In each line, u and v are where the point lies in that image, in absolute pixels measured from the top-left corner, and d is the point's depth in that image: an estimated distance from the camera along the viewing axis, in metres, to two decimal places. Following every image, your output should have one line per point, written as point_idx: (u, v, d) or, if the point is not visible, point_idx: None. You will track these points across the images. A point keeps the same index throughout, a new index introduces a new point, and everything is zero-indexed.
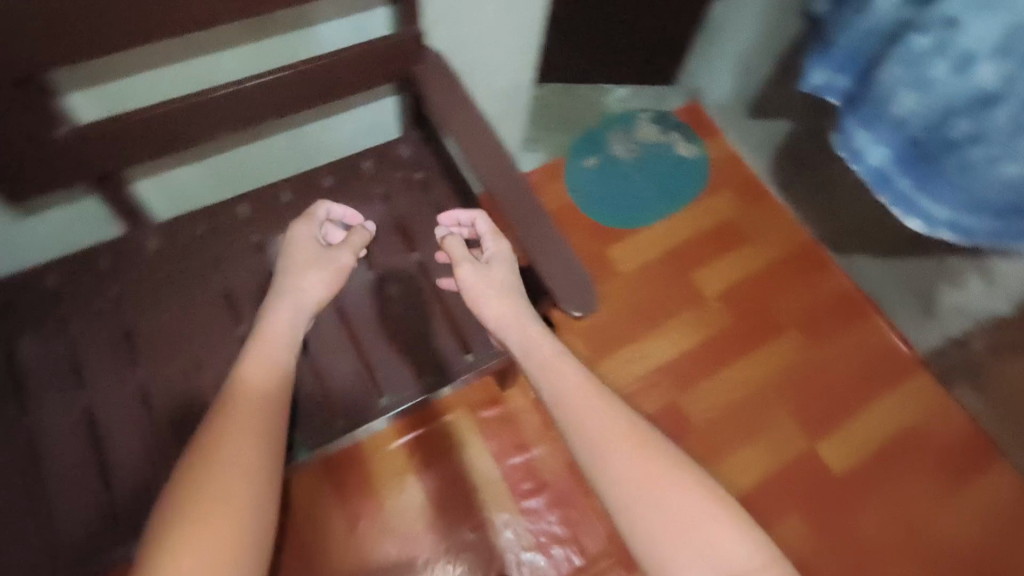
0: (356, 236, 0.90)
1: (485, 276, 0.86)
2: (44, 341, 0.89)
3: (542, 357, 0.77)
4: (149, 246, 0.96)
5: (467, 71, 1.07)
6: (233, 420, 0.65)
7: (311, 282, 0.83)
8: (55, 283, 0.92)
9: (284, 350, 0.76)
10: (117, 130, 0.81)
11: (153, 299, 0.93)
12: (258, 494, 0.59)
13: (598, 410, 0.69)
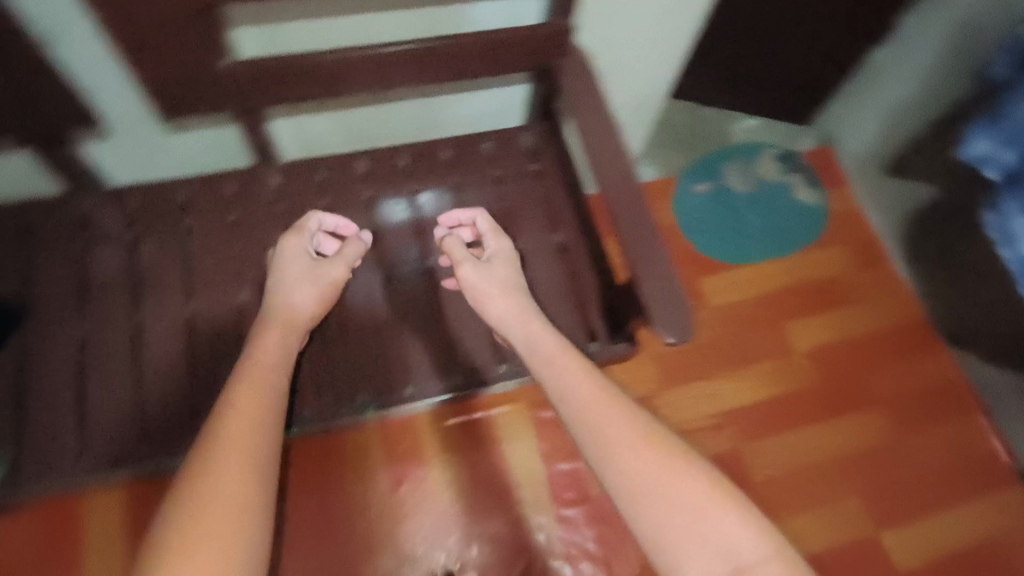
0: (350, 250, 0.97)
1: (486, 274, 0.95)
2: (162, 248, 0.95)
3: (551, 358, 0.86)
4: (270, 181, 1.01)
5: (608, 73, 1.07)
6: (222, 449, 0.70)
7: (303, 303, 0.91)
8: (183, 199, 0.97)
9: (276, 359, 0.85)
10: (273, 70, 0.86)
11: (265, 230, 0.98)
12: (239, 522, 0.65)
13: (600, 411, 0.78)
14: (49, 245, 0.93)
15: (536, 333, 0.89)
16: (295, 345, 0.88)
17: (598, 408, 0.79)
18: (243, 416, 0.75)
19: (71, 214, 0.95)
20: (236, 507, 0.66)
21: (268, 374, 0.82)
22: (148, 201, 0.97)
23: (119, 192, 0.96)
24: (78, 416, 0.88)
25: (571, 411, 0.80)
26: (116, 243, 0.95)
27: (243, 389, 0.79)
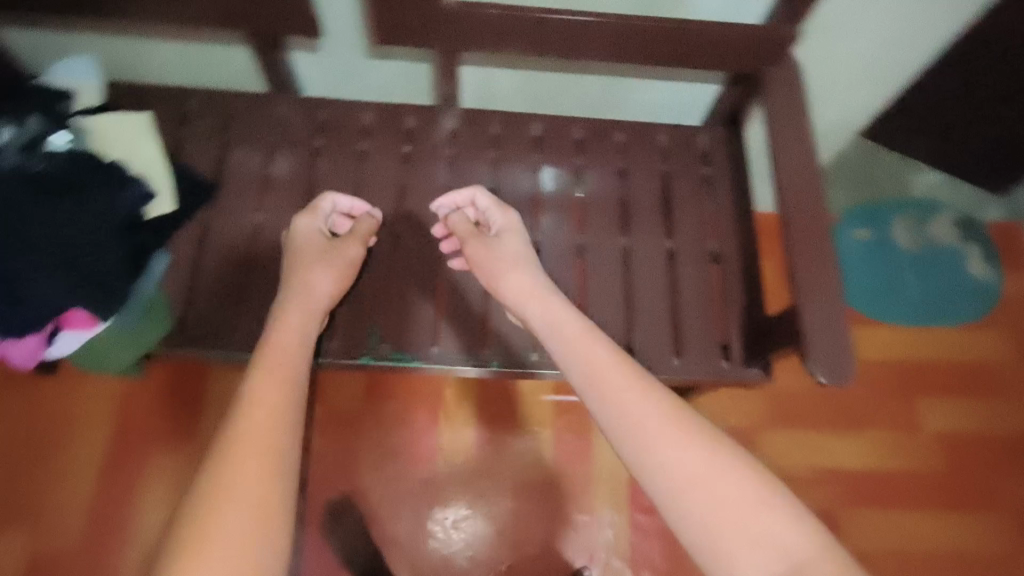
0: (361, 229, 0.92)
1: (500, 254, 0.90)
2: (337, 164, 1.00)
3: (570, 335, 0.81)
4: (447, 123, 1.03)
5: (820, 88, 1.05)
6: (239, 443, 0.66)
7: (320, 283, 0.86)
8: (367, 122, 1.02)
9: (292, 352, 0.78)
10: (492, 17, 0.87)
11: (432, 170, 1.01)
12: (257, 513, 0.62)
13: (632, 403, 0.74)
14: (238, 139, 0.99)
15: (555, 315, 0.83)
16: (314, 327, 0.83)
17: (627, 391, 0.75)
18: (265, 425, 0.69)
19: (265, 114, 1.01)
20: (252, 524, 0.61)
21: (288, 370, 0.75)
22: (336, 117, 1.02)
23: (313, 103, 1.02)
24: (229, 297, 0.90)
25: (594, 398, 0.76)
26: (298, 150, 1.00)
27: (259, 386, 0.72)
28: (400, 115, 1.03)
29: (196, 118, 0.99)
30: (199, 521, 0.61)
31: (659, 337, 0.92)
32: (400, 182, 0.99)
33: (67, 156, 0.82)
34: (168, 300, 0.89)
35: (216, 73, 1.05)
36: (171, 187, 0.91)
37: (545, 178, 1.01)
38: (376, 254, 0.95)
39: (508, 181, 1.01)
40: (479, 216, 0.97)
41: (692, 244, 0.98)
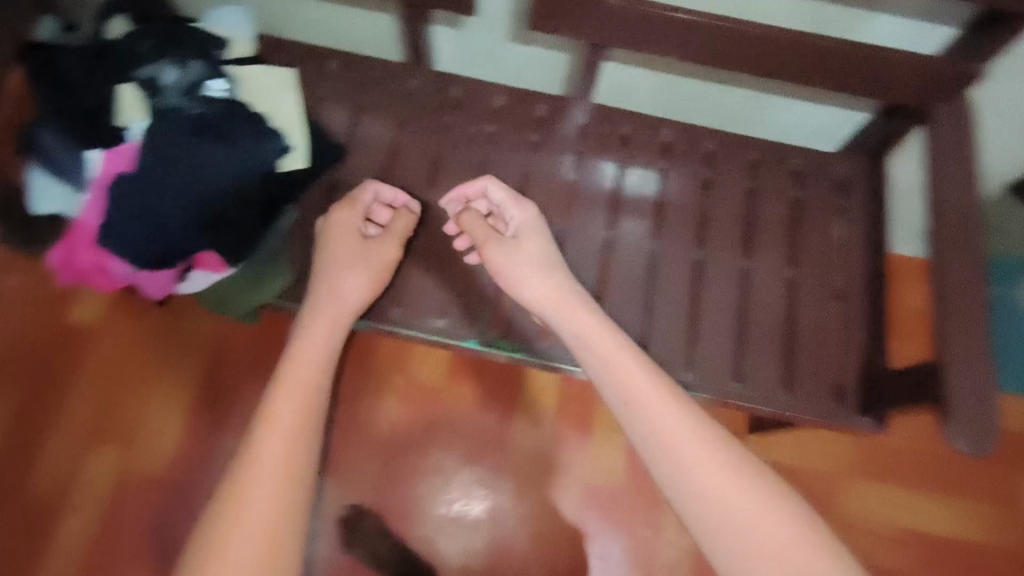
0: (398, 224, 0.91)
1: (518, 256, 0.88)
2: (459, 142, 0.98)
3: (604, 350, 0.82)
4: (576, 116, 1.00)
5: (993, 132, 0.98)
6: (257, 454, 0.74)
7: (350, 285, 0.87)
8: (498, 104, 1.00)
9: (317, 359, 0.83)
10: (655, 18, 0.84)
11: (555, 162, 0.98)
12: (270, 521, 0.70)
13: (660, 416, 0.77)
14: (370, 106, 0.99)
15: (587, 328, 0.83)
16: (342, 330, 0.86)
17: (661, 412, 0.77)
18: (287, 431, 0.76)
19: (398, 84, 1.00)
20: (268, 532, 0.70)
21: (309, 381, 0.81)
22: (466, 95, 1.00)
23: (445, 78, 1.01)
24: None
25: (625, 412, 0.80)
26: (426, 124, 0.99)
27: (280, 400, 0.79)
28: (532, 101, 1.01)
29: (332, 79, 1.00)
30: (225, 508, 0.70)
31: (769, 369, 0.89)
32: (523, 170, 0.98)
33: (220, 105, 0.84)
34: (290, 254, 0.91)
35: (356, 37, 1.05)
36: (305, 146, 0.92)
37: (672, 186, 0.98)
38: None
39: (630, 183, 0.98)
40: (494, 210, 0.94)
41: (816, 278, 0.93)
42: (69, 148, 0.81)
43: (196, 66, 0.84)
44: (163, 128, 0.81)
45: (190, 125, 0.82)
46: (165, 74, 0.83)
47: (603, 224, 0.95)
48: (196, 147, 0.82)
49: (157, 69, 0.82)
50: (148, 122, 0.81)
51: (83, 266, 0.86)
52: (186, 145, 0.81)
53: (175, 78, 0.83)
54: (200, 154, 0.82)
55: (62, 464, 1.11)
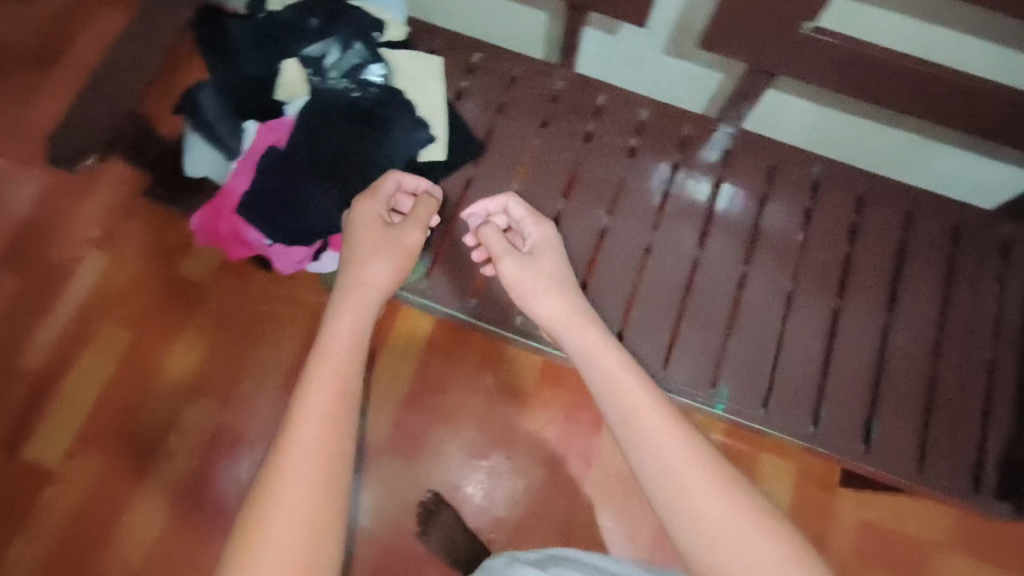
0: (422, 211, 0.80)
1: (530, 268, 0.79)
2: (601, 152, 0.95)
3: (608, 371, 0.71)
4: (725, 140, 0.96)
5: None
6: (289, 459, 0.61)
7: (372, 269, 0.75)
8: (644, 117, 0.97)
9: (349, 337, 0.70)
10: (846, 51, 0.79)
11: (696, 185, 0.94)
12: (306, 542, 0.58)
13: (668, 447, 0.65)
14: (513, 102, 0.96)
15: (594, 346, 0.74)
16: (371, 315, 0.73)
17: (668, 445, 0.65)
18: (323, 422, 0.64)
19: (543, 83, 0.97)
20: (300, 556, 0.57)
21: (351, 367, 0.68)
22: (612, 104, 0.97)
23: (593, 82, 0.97)
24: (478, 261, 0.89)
25: (630, 440, 0.67)
26: (569, 127, 0.95)
27: (317, 386, 0.65)
28: (679, 118, 0.97)
29: (477, 69, 0.97)
30: (248, 528, 0.58)
31: (905, 437, 0.84)
32: (663, 188, 0.93)
33: (379, 91, 0.83)
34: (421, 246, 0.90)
35: (506, 29, 1.03)
36: (445, 139, 0.91)
37: (817, 226, 0.92)
38: (628, 259, 0.90)
39: (773, 216, 0.93)
40: (513, 224, 0.85)
41: (965, 345, 0.87)
42: (230, 118, 0.83)
43: (360, 49, 0.82)
44: (324, 107, 0.81)
45: (350, 107, 0.82)
46: (331, 55, 0.82)
47: (740, 256, 0.91)
48: (354, 129, 0.82)
49: (325, 49, 0.82)
50: (306, 99, 0.82)
51: (225, 233, 0.86)
52: (345, 127, 0.82)
53: (342, 60, 0.82)
54: (356, 137, 0.82)
55: (161, 409, 1.13)
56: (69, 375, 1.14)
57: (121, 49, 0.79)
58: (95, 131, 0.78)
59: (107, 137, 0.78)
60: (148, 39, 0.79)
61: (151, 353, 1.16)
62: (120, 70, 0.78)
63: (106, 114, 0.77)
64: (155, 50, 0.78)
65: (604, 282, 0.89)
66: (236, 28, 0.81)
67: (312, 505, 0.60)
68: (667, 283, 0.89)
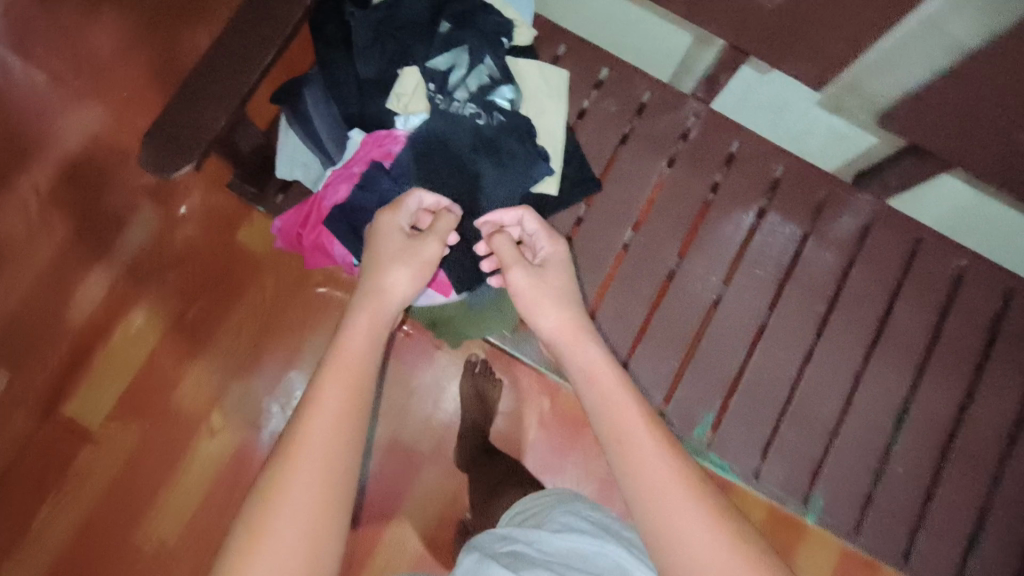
0: (443, 221, 0.67)
1: (538, 282, 0.67)
2: (727, 210, 0.85)
3: (619, 408, 0.58)
4: (864, 216, 0.86)
5: None
6: (295, 454, 0.51)
7: (393, 277, 0.65)
8: (777, 174, 0.86)
9: (365, 341, 0.60)
10: None
11: (823, 263, 0.84)
12: (304, 550, 0.48)
13: (670, 489, 0.53)
14: (639, 136, 0.85)
15: (596, 371, 0.61)
16: (384, 328, 0.63)
17: (662, 485, 0.53)
18: (334, 421, 0.54)
19: (674, 119, 0.86)
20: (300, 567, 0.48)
21: (359, 371, 0.58)
22: (747, 153, 0.86)
23: (730, 126, 0.86)
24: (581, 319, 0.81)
25: (627, 484, 0.55)
26: (696, 176, 0.85)
27: (329, 380, 0.56)
28: (821, 183, 0.86)
29: (605, 92, 0.85)
30: (241, 530, 0.49)
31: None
32: (786, 261, 0.84)
33: (503, 121, 0.73)
34: None
35: (641, 44, 0.90)
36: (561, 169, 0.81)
37: (949, 332, 0.84)
38: (736, 339, 0.82)
39: (901, 312, 0.84)
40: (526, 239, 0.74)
41: None
42: (334, 120, 0.74)
43: (487, 68, 0.72)
44: (440, 127, 0.72)
45: (468, 134, 0.72)
46: (457, 73, 0.71)
47: (858, 351, 0.83)
48: (470, 159, 0.73)
49: (452, 64, 0.72)
50: (426, 116, 0.72)
51: (308, 243, 0.78)
52: (461, 156, 0.73)
53: (468, 79, 0.72)
54: (470, 167, 0.73)
55: (206, 385, 1.10)
56: (116, 335, 1.10)
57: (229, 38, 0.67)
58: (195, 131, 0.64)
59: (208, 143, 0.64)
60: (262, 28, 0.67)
61: (200, 323, 1.11)
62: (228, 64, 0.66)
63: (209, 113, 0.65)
64: (272, 43, 0.67)
65: (707, 361, 0.81)
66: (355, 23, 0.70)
67: (314, 522, 0.50)
68: (775, 372, 0.82)
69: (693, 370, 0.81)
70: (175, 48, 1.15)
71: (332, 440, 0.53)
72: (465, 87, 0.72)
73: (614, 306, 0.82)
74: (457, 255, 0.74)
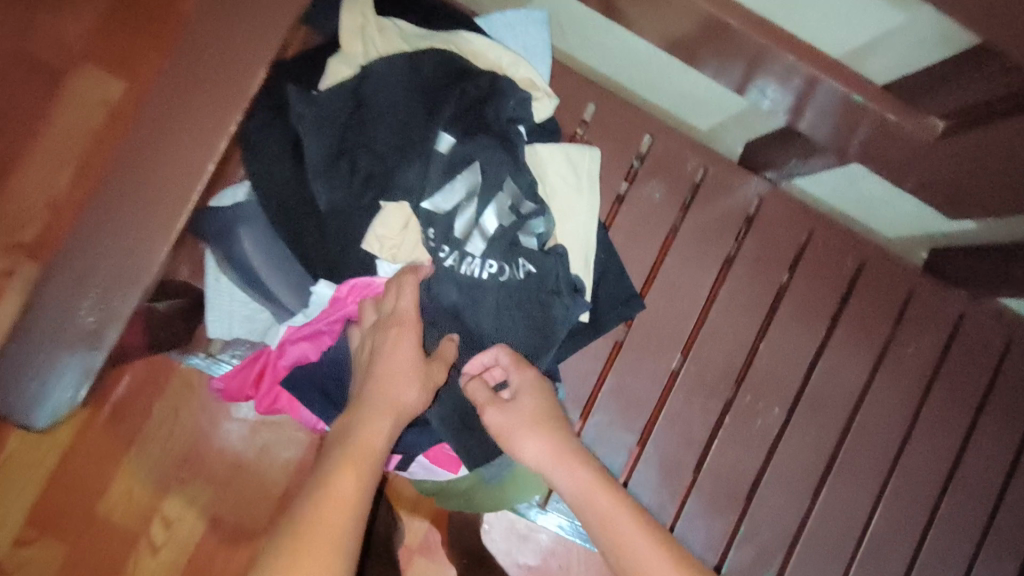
0: (448, 349, 0.51)
1: (510, 413, 0.52)
2: (797, 320, 0.68)
3: (623, 540, 0.47)
4: (951, 316, 0.71)
5: None
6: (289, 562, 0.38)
7: (405, 404, 0.48)
8: (854, 268, 0.69)
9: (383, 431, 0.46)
10: None
11: (905, 379, 0.70)
12: None
13: None
14: (691, 230, 0.66)
15: (584, 493, 0.50)
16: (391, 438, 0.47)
17: None
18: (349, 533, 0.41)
19: (733, 203, 0.67)
20: None
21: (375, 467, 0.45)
22: (823, 244, 0.69)
23: (804, 209, 0.68)
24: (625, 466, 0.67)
25: None
26: (759, 280, 0.68)
27: (345, 473, 0.43)
28: (904, 278, 0.70)
29: (651, 169, 0.65)
30: None
31: None
32: (864, 379, 0.69)
33: (533, 275, 0.54)
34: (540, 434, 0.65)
35: (684, 92, 0.67)
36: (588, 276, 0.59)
37: None
38: (802, 481, 0.69)
39: (987, 430, 0.71)
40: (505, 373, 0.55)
41: None
42: (286, 263, 0.53)
43: (509, 206, 0.53)
44: (445, 288, 0.52)
45: (485, 295, 0.53)
46: (467, 213, 0.52)
47: (937, 480, 0.71)
48: (492, 323, 0.54)
49: (456, 202, 0.51)
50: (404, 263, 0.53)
51: (262, 412, 0.58)
52: (478, 321, 0.54)
53: (482, 222, 0.52)
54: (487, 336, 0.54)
55: (139, 490, 0.84)
56: (12, 440, 0.82)
57: (104, 197, 0.43)
58: (54, 346, 0.43)
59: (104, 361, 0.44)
60: (172, 171, 0.44)
61: (122, 412, 0.85)
62: (110, 242, 0.43)
63: (79, 318, 0.43)
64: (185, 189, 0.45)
65: (767, 513, 0.68)
66: (309, 144, 0.48)
67: None
68: (847, 515, 0.69)
69: (752, 525, 0.68)
70: (27, 45, 0.81)
71: (341, 541, 0.40)
72: (479, 233, 0.53)
73: (661, 450, 0.67)
74: (476, 438, 0.56)
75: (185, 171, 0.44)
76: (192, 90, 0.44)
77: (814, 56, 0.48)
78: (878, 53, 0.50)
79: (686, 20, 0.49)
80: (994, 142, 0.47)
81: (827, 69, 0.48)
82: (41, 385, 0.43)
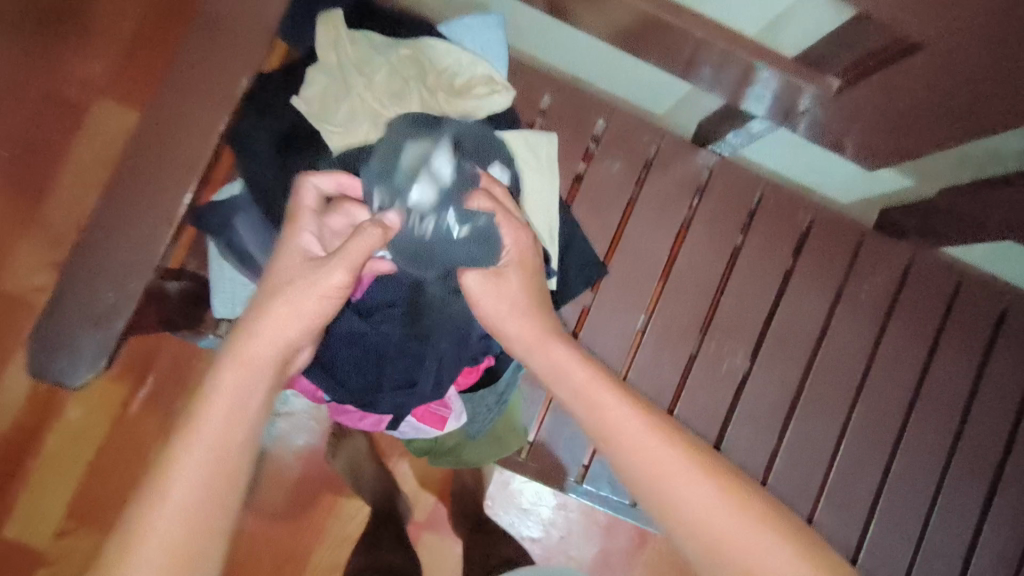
0: (369, 235, 0.47)
1: (495, 289, 0.56)
2: (752, 277, 0.74)
3: (600, 399, 0.51)
4: (900, 266, 0.76)
5: None
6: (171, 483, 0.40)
7: (301, 307, 0.47)
8: (804, 227, 0.75)
9: (223, 418, 0.42)
10: None
11: (859, 327, 0.75)
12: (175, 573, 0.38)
13: (667, 465, 0.47)
14: (648, 200, 0.73)
15: (563, 365, 0.53)
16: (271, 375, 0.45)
17: (667, 462, 0.47)
18: (167, 554, 0.38)
19: (686, 174, 0.73)
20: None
21: (243, 407, 0.43)
22: (773, 207, 0.74)
23: (751, 175, 0.74)
24: None
25: (643, 479, 0.48)
26: (715, 242, 0.74)
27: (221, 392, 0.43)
28: (852, 232, 0.75)
29: (607, 148, 0.72)
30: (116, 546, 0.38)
31: None
32: (821, 327, 0.75)
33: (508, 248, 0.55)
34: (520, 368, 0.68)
35: (632, 79, 0.74)
36: (553, 244, 0.65)
37: (992, 387, 0.76)
38: (768, 425, 0.74)
39: (940, 371, 0.76)
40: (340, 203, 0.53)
41: None
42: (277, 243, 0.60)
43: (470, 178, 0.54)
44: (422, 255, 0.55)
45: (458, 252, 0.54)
46: (431, 164, 0.53)
47: (897, 419, 0.76)
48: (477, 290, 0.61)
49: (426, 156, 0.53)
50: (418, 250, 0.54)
51: None
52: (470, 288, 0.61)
53: (441, 170, 0.53)
54: None
55: None
56: (52, 436, 0.90)
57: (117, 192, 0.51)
58: (76, 324, 0.51)
59: (120, 333, 0.51)
60: (172, 165, 0.51)
61: (149, 405, 0.92)
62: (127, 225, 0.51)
63: (99, 295, 0.51)
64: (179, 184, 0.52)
65: (737, 454, 0.74)
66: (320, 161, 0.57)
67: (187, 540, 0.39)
68: (813, 454, 0.75)
69: None
70: (50, 79, 0.90)
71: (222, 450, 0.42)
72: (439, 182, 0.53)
73: None
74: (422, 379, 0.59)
75: (181, 164, 0.51)
76: (186, 94, 0.52)
77: (725, 32, 0.54)
78: (788, 27, 0.57)
79: (618, 13, 0.55)
80: (888, 92, 0.53)
81: (741, 43, 0.54)
82: (70, 356, 0.51)
